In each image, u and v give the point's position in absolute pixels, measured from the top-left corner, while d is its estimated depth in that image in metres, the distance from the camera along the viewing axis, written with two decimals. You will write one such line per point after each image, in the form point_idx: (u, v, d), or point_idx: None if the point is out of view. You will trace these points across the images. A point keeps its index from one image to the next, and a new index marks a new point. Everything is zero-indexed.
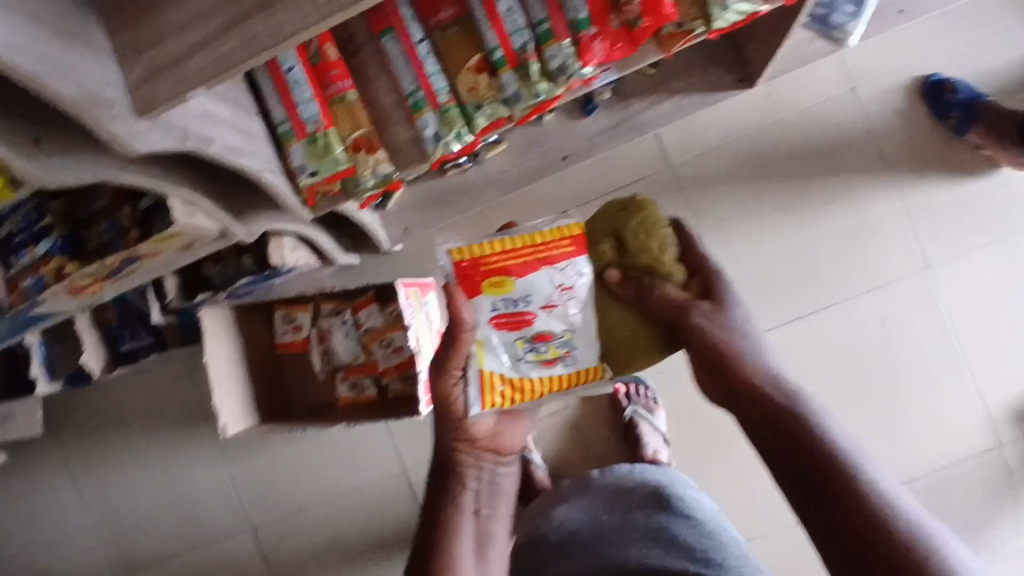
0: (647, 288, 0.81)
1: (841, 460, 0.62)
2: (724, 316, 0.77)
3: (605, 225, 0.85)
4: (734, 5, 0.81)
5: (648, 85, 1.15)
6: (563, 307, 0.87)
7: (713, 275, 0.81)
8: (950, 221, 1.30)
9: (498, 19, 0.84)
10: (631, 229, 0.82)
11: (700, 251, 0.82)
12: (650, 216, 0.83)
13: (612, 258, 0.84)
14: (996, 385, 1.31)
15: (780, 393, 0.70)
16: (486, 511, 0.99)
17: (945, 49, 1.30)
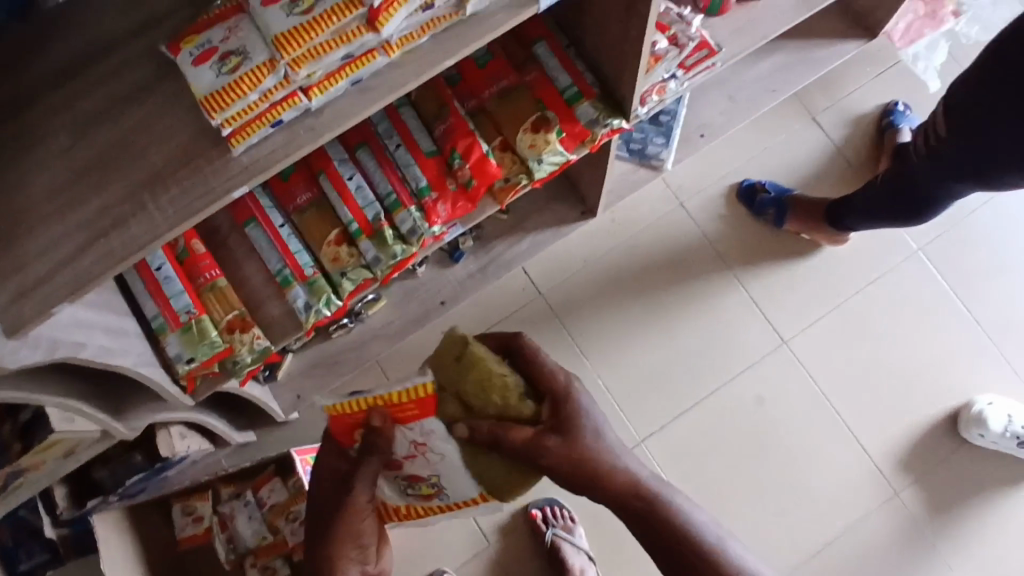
0: (499, 435, 0.78)
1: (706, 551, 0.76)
2: (580, 438, 0.78)
3: (444, 381, 0.79)
4: (547, 157, 0.96)
5: (505, 227, 1.28)
6: (425, 460, 0.86)
7: (558, 393, 0.80)
8: (792, 298, 1.47)
9: (349, 198, 0.95)
10: (470, 386, 0.78)
11: (546, 374, 0.81)
12: (485, 361, 0.78)
13: (459, 417, 0.80)
14: (874, 435, 1.42)
15: (644, 500, 0.77)
16: None
17: (750, 158, 1.53)
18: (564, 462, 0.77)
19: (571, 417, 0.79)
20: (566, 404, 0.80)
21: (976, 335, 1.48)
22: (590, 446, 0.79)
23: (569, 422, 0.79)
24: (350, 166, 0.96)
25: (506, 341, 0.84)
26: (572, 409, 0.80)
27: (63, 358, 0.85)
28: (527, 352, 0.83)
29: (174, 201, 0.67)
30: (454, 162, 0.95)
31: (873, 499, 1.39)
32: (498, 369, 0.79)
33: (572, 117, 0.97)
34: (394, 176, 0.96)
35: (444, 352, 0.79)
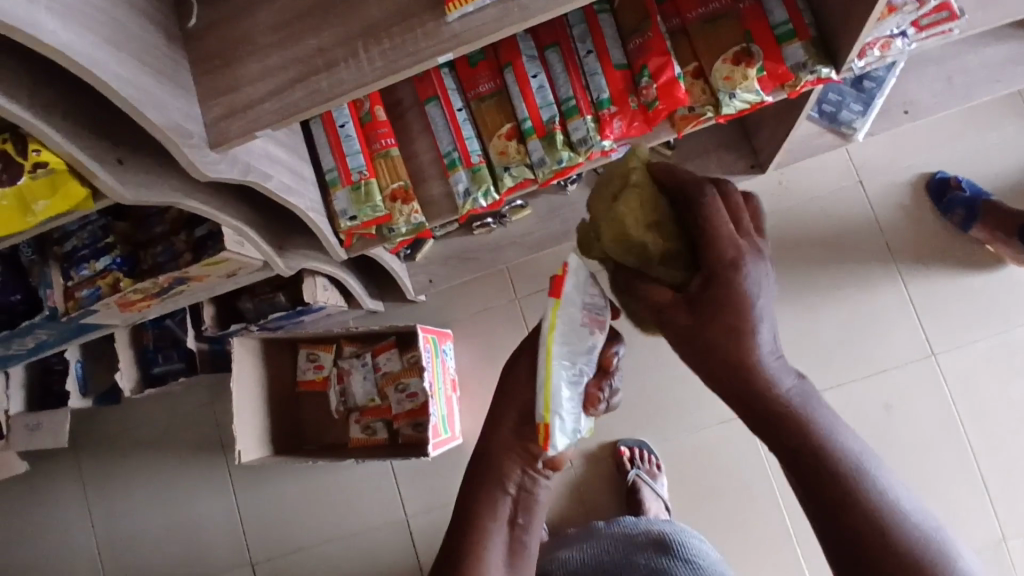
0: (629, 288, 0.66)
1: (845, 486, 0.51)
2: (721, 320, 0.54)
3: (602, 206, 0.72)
4: (740, 94, 0.91)
5: (664, 163, 1.25)
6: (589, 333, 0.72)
7: (710, 269, 0.55)
8: (956, 309, 1.34)
9: (528, 94, 0.95)
10: (608, 235, 0.69)
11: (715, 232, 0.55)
12: (630, 213, 0.67)
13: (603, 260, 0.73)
14: (1005, 480, 1.30)
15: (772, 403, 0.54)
16: (522, 523, 0.70)
17: (952, 150, 1.38)
18: (686, 347, 0.57)
19: (717, 299, 0.55)
20: (716, 286, 0.55)
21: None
22: (728, 338, 0.54)
23: (713, 304, 0.55)
24: (537, 65, 0.95)
25: (684, 183, 0.62)
26: (724, 290, 0.55)
27: (244, 185, 0.94)
28: (696, 208, 0.58)
29: (382, 54, 0.69)
30: (642, 80, 0.92)
31: (984, 538, 1.29)
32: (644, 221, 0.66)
33: (779, 56, 0.90)
34: (577, 82, 0.94)
35: (613, 183, 0.72)
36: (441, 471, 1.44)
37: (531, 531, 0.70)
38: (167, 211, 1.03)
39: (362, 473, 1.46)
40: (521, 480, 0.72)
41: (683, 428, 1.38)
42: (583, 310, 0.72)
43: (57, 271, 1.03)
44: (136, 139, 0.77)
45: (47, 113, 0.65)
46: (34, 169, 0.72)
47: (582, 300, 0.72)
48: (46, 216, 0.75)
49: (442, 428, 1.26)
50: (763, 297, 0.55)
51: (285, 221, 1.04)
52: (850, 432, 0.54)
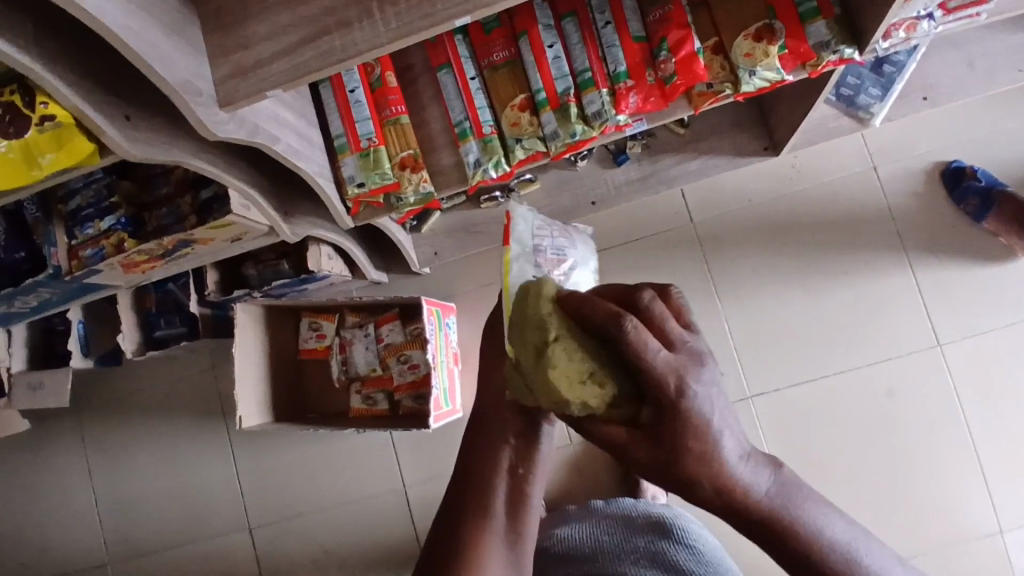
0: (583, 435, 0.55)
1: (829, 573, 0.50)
2: (689, 459, 0.48)
3: (524, 367, 0.56)
4: (760, 71, 0.89)
5: (677, 141, 1.23)
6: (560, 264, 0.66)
7: (661, 406, 0.47)
8: (963, 299, 1.33)
9: (543, 65, 0.93)
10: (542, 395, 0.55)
11: (653, 367, 0.47)
12: (555, 371, 0.53)
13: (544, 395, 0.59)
14: (1003, 472, 1.30)
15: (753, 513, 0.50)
16: (525, 473, 0.64)
17: (969, 138, 1.35)
18: (660, 481, 0.50)
19: (676, 438, 0.47)
20: (676, 420, 0.47)
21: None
22: (701, 471, 0.48)
23: (673, 445, 0.48)
24: (553, 35, 0.93)
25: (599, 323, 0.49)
26: (685, 423, 0.47)
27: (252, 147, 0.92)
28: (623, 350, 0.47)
29: (397, 15, 0.68)
30: (660, 53, 0.90)
31: (981, 530, 1.29)
32: (575, 375, 0.53)
33: (801, 34, 0.88)
34: (593, 54, 0.92)
35: (525, 325, 0.56)
36: (439, 444, 1.45)
37: (537, 482, 0.64)
38: (172, 173, 1.02)
39: (361, 442, 1.47)
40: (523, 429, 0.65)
41: None
42: (536, 254, 0.64)
43: (61, 230, 1.02)
44: (143, 95, 0.75)
45: (55, 65, 0.63)
46: (41, 122, 0.70)
47: (534, 246, 0.64)
48: (52, 170, 0.74)
49: (444, 401, 1.26)
50: (719, 407, 0.48)
51: (292, 186, 1.02)
52: (822, 503, 0.52)
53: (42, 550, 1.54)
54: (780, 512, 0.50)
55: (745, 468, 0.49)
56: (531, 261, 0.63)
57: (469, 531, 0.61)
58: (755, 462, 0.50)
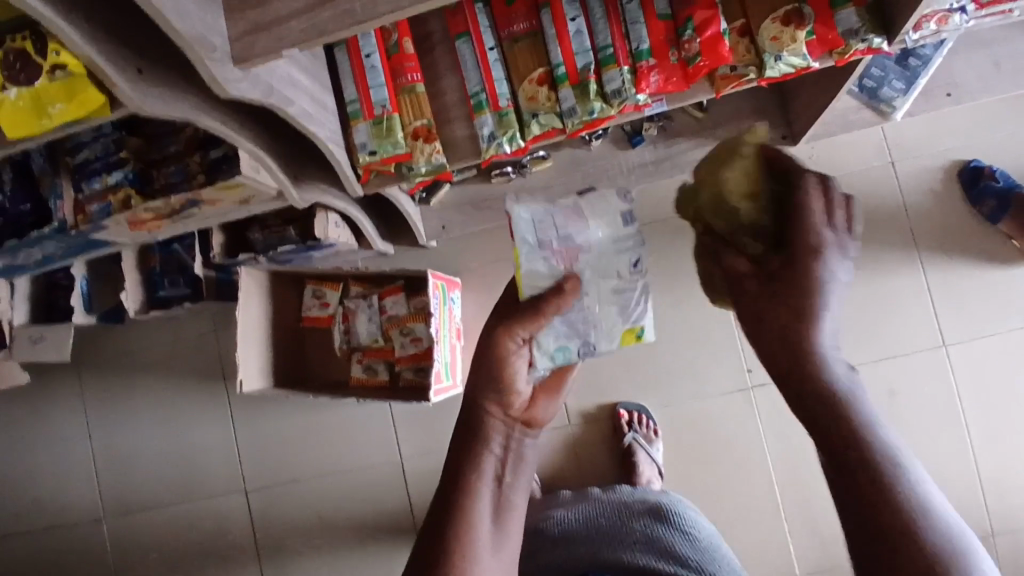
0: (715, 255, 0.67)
1: (872, 453, 0.47)
2: (791, 296, 0.57)
3: (706, 185, 0.72)
4: (786, 57, 0.87)
5: (695, 125, 1.21)
6: (571, 251, 0.72)
7: (800, 246, 0.59)
8: (973, 301, 1.32)
9: (564, 38, 0.91)
10: (709, 201, 0.71)
11: (804, 211, 0.60)
12: (732, 184, 0.68)
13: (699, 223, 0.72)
14: (1000, 476, 1.30)
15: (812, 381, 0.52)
16: (511, 479, 0.64)
17: (990, 138, 1.33)
18: (761, 321, 0.58)
19: (799, 279, 0.58)
20: (803, 265, 0.58)
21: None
22: (796, 322, 0.56)
23: (794, 285, 0.58)
24: (576, 8, 0.91)
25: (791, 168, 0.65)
26: (805, 272, 0.58)
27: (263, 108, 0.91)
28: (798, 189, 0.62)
29: None
30: (684, 32, 0.88)
31: (974, 531, 1.30)
32: (745, 189, 0.67)
33: (829, 21, 0.86)
34: (616, 30, 0.90)
35: (725, 157, 0.72)
36: (437, 418, 1.45)
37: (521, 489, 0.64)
38: (182, 130, 1.00)
39: (360, 413, 1.47)
40: (507, 442, 0.66)
41: (686, 396, 1.38)
42: (544, 248, 0.72)
43: (68, 183, 1.01)
44: (156, 47, 0.74)
45: (67, 11, 0.62)
46: (52, 70, 0.69)
47: (539, 243, 0.72)
48: (61, 120, 0.72)
49: (445, 375, 1.26)
50: (839, 286, 0.57)
51: (302, 151, 1.01)
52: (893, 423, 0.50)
53: (38, 501, 1.56)
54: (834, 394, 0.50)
55: (831, 346, 0.54)
56: (538, 255, 0.72)
57: (461, 527, 0.59)
58: (839, 357, 0.53)
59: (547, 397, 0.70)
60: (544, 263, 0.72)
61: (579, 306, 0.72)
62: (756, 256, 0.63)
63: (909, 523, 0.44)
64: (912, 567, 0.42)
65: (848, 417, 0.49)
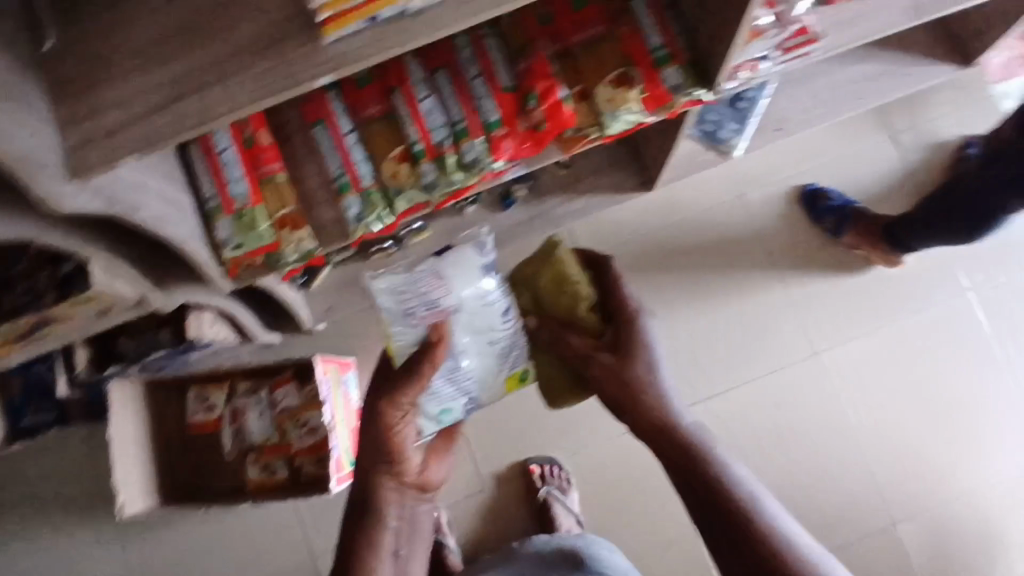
0: (561, 334, 0.84)
1: (719, 479, 0.70)
2: (633, 361, 0.77)
3: (529, 272, 0.88)
4: (623, 115, 0.95)
5: (560, 182, 1.28)
6: (432, 311, 0.85)
7: (626, 320, 0.80)
8: (832, 311, 1.44)
9: (419, 117, 0.94)
10: (545, 280, 0.85)
11: (619, 295, 0.83)
12: (566, 263, 0.85)
13: (530, 309, 0.89)
14: (885, 467, 1.40)
15: (669, 429, 0.74)
16: (404, 549, 0.86)
17: (820, 163, 1.48)
18: (612, 385, 0.77)
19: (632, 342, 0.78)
20: (632, 333, 0.79)
21: (1013, 391, 1.44)
22: (642, 380, 0.76)
23: (635, 349, 0.78)
24: (426, 88, 0.95)
25: (595, 261, 0.87)
26: (635, 332, 0.79)
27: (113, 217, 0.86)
28: (612, 281, 0.83)
29: (256, 77, 0.65)
30: (529, 101, 0.93)
31: (874, 525, 1.38)
32: (575, 271, 0.84)
33: (655, 79, 0.94)
34: (466, 104, 0.94)
35: (541, 253, 0.89)
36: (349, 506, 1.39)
37: (412, 552, 0.87)
38: (27, 248, 0.94)
39: (264, 516, 1.38)
40: (400, 512, 0.85)
41: (596, 441, 1.40)
42: (406, 315, 0.85)
43: None
44: None
45: None
46: None
47: (401, 310, 0.85)
48: None
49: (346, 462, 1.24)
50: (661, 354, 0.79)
51: (166, 253, 0.97)
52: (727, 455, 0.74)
53: None
54: (688, 438, 0.73)
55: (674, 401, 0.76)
56: (407, 327, 0.85)
57: None
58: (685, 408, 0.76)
59: (433, 462, 0.90)
60: (413, 333, 0.85)
61: (461, 371, 0.88)
62: (596, 332, 0.82)
63: (752, 518, 0.68)
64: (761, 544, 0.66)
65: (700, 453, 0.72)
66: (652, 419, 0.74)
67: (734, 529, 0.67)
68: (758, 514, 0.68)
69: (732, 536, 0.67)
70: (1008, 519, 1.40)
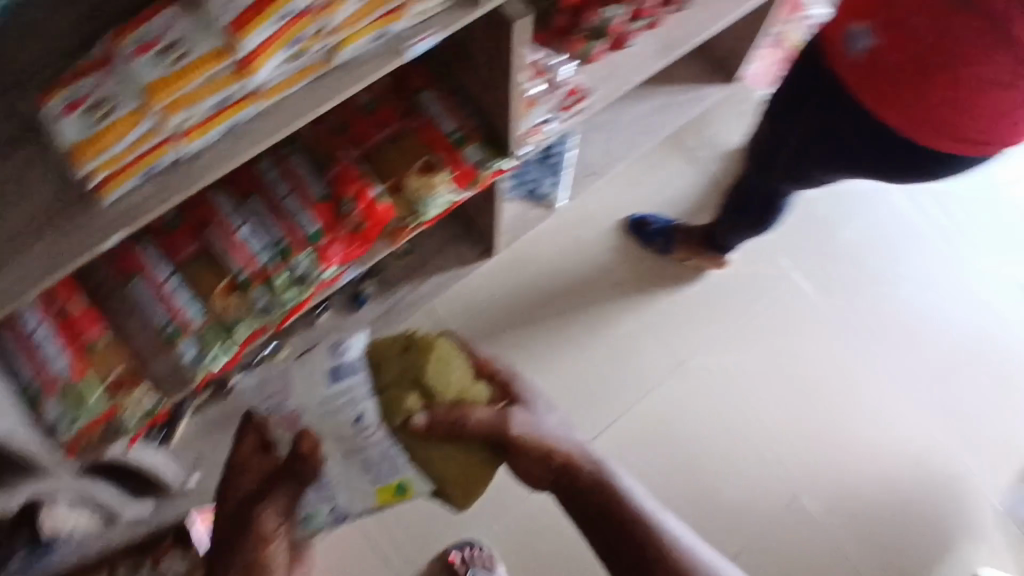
0: (459, 414, 0.76)
1: (623, 504, 0.76)
2: (533, 410, 0.80)
3: (404, 366, 0.78)
4: (437, 198, 1.00)
5: (403, 270, 1.31)
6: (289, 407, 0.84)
7: (508, 377, 0.82)
8: (682, 321, 1.50)
9: (239, 246, 0.94)
10: (428, 367, 0.77)
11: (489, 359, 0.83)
12: (438, 343, 0.79)
13: (414, 407, 0.77)
14: (774, 451, 1.43)
15: (573, 469, 0.78)
16: None
17: (639, 191, 1.59)
18: (528, 438, 0.76)
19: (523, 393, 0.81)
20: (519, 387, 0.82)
21: (859, 342, 1.52)
22: (550, 424, 0.79)
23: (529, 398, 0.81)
24: (240, 216, 0.95)
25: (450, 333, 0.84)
26: (518, 386, 0.82)
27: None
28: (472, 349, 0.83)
29: (43, 252, 0.63)
30: (344, 206, 0.96)
31: (775, 509, 1.39)
32: (452, 348, 0.80)
33: (458, 159, 1.01)
34: (284, 223, 0.95)
35: (399, 344, 0.81)
36: None
37: None
38: None
39: None
40: None
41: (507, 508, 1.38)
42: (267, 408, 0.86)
43: None
44: None
45: None
46: None
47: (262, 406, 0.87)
48: None
49: None
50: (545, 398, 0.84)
51: None
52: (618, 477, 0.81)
53: None
54: (590, 475, 0.77)
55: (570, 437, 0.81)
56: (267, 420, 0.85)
57: None
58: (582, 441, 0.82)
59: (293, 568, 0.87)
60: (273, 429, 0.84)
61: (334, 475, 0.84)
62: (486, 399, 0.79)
63: (655, 530, 0.76)
64: (668, 550, 0.75)
65: (607, 483, 0.77)
66: (565, 463, 0.77)
67: (643, 544, 0.75)
68: (656, 523, 0.76)
69: (644, 551, 0.75)
70: (889, 461, 1.44)
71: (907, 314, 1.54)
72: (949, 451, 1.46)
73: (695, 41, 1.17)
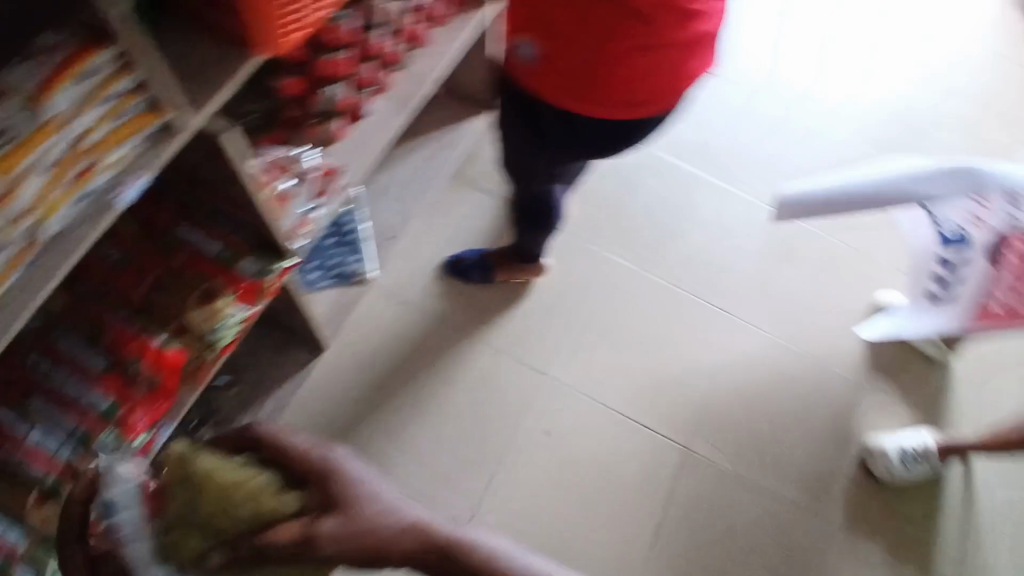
0: (256, 542, 0.61)
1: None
2: (356, 509, 0.62)
3: (184, 505, 0.66)
4: (226, 323, 0.99)
5: (237, 400, 1.27)
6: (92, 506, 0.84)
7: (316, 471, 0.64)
8: (531, 337, 1.54)
9: (35, 452, 0.87)
10: (205, 502, 0.64)
11: (292, 451, 0.66)
12: (214, 468, 0.65)
13: (206, 546, 0.65)
14: (655, 418, 1.50)
15: (429, 559, 0.60)
16: None
17: (446, 232, 1.62)
18: (354, 548, 0.59)
19: (340, 489, 0.63)
20: (334, 484, 0.63)
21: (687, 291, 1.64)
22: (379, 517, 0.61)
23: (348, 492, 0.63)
24: (24, 421, 0.88)
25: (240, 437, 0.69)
26: (334, 482, 0.64)
27: None
28: (268, 443, 0.67)
29: None
30: (133, 368, 0.92)
31: (677, 466, 1.47)
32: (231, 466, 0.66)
33: (236, 278, 1.00)
34: (73, 411, 0.90)
35: (179, 476, 0.68)
36: None
37: None
38: None
39: None
40: None
41: None
42: None
43: None
44: None
45: None
46: None
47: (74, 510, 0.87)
48: None
49: None
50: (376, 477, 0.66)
51: None
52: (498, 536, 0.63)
53: None
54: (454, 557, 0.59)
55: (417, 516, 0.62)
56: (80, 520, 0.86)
57: None
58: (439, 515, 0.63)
59: None
60: None
61: None
62: (294, 506, 0.63)
63: None
64: None
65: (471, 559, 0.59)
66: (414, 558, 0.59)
67: None
68: None
69: None
70: (751, 381, 1.57)
71: (712, 251, 1.69)
72: (789, 352, 1.61)
73: (427, 91, 1.22)
